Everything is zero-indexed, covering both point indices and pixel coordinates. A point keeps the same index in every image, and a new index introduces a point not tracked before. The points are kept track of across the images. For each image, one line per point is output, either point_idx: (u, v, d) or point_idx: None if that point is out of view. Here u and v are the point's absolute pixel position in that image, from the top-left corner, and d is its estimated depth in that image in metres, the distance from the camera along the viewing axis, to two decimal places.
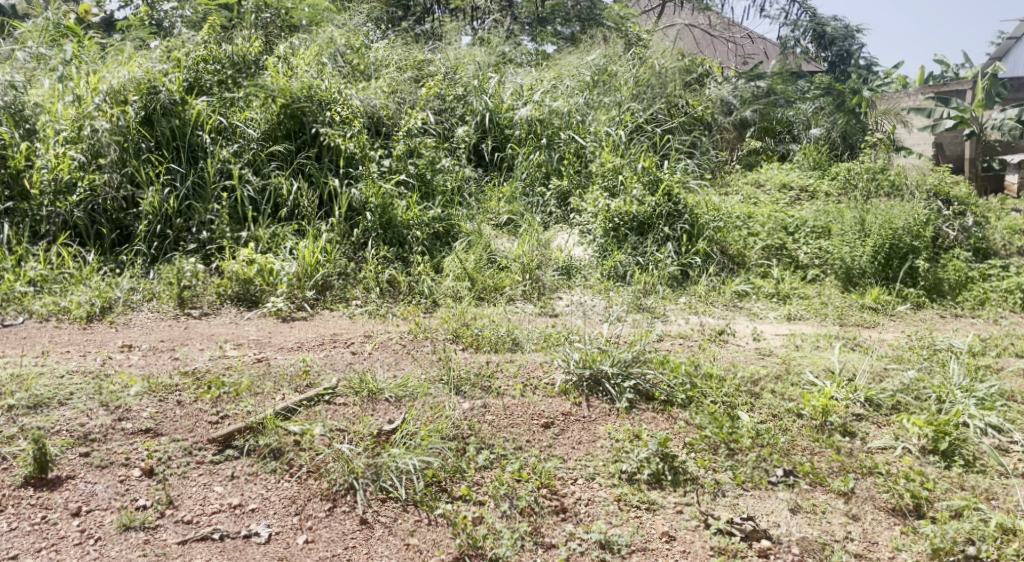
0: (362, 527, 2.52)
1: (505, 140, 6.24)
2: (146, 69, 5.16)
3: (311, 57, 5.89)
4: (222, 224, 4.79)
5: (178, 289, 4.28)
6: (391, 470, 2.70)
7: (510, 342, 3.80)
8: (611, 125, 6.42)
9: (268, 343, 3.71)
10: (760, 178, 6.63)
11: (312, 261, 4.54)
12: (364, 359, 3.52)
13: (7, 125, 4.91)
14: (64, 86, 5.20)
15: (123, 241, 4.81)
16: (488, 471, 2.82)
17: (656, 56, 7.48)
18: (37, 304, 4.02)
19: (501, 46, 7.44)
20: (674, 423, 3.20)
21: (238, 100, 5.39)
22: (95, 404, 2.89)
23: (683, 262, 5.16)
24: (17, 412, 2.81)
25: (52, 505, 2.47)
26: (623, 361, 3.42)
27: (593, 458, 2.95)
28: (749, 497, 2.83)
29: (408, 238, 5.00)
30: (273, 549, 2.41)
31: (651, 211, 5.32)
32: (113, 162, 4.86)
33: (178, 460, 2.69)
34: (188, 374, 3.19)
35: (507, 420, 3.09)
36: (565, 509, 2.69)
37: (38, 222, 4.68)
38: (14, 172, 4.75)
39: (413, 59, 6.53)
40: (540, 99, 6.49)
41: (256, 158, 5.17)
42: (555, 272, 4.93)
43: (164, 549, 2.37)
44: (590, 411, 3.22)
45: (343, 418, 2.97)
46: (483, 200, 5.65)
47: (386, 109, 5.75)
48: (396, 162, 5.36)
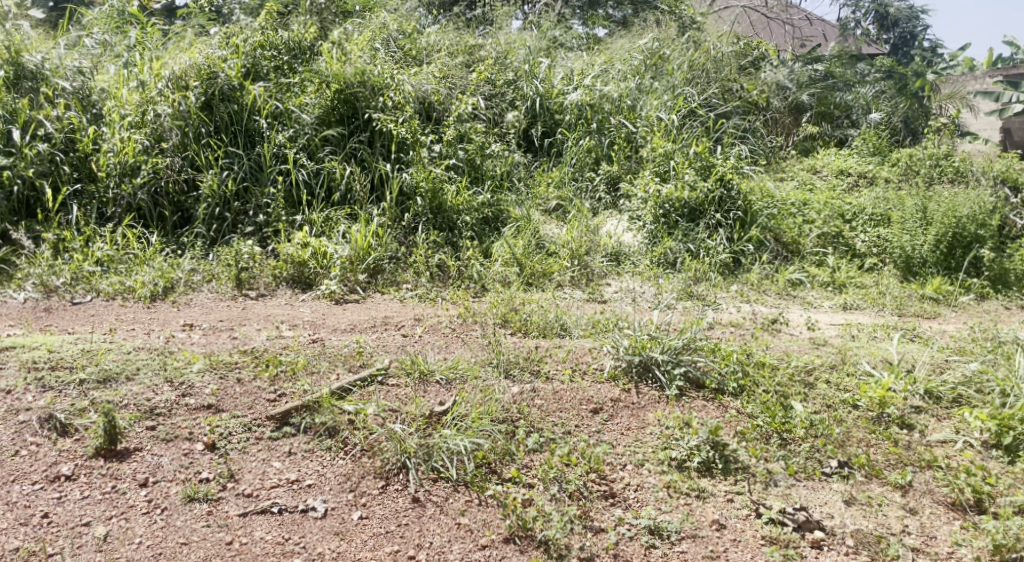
0: (415, 505, 2.58)
1: (555, 125, 6.23)
2: (206, 56, 5.26)
3: (364, 42, 5.90)
4: (278, 208, 4.90)
5: (236, 271, 4.40)
6: (442, 451, 2.74)
7: (558, 327, 3.81)
8: (663, 110, 6.31)
9: (322, 324, 3.80)
10: (817, 164, 6.49)
11: (365, 245, 4.60)
12: (415, 342, 3.57)
13: (76, 109, 5.05)
14: (128, 71, 5.34)
15: (184, 223, 4.95)
16: (538, 454, 2.84)
17: (712, 39, 7.30)
18: (104, 283, 4.18)
19: (552, 29, 7.36)
20: (726, 411, 3.18)
21: (294, 85, 5.45)
22: (161, 379, 3.00)
23: (735, 250, 5.10)
24: (88, 385, 2.93)
25: (122, 475, 2.57)
26: (674, 348, 3.39)
27: (642, 444, 2.95)
28: (802, 487, 2.80)
29: (458, 223, 5.06)
30: (330, 523, 2.48)
31: (703, 197, 5.24)
32: (175, 147, 5.01)
33: (239, 435, 2.78)
34: (247, 352, 3.28)
35: (556, 404, 3.11)
36: (614, 494, 2.71)
37: (104, 204, 4.83)
38: (83, 156, 4.88)
39: (465, 44, 6.55)
40: (591, 83, 6.41)
41: (310, 143, 5.24)
42: (604, 259, 4.91)
43: (227, 520, 2.45)
44: (640, 397, 3.22)
45: (396, 398, 3.03)
46: (532, 186, 5.66)
47: (437, 94, 5.77)
48: (447, 147, 5.39)
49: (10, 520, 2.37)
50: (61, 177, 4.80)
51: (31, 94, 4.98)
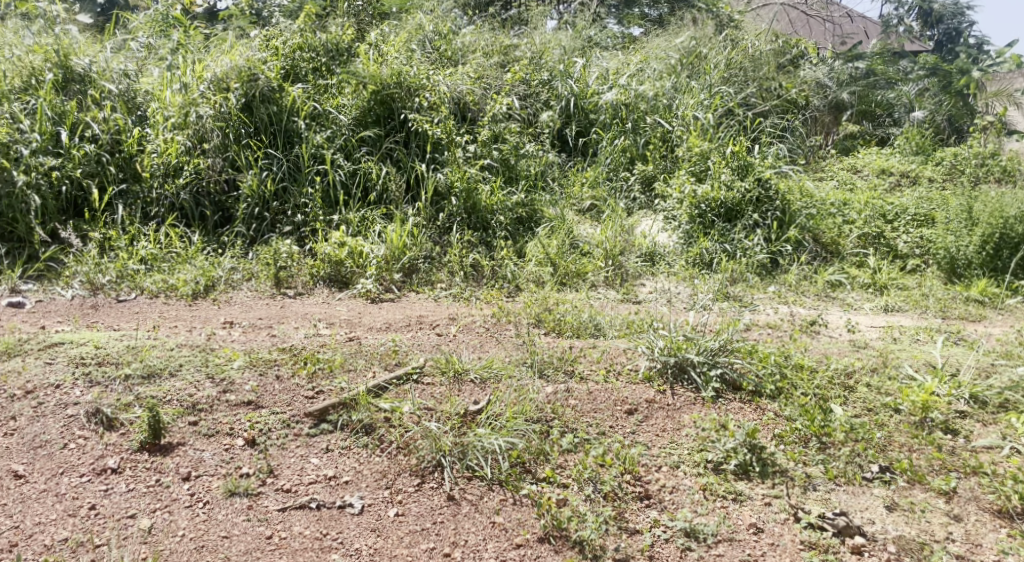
0: (450, 503, 2.59)
1: (590, 125, 6.22)
2: (247, 58, 5.35)
3: (400, 44, 5.94)
4: (315, 208, 4.97)
5: (274, 270, 4.47)
6: (477, 450, 2.76)
7: (592, 327, 3.80)
8: (700, 108, 6.25)
9: (358, 322, 3.84)
10: (858, 163, 6.38)
11: (400, 244, 4.64)
12: (450, 341, 3.59)
13: (122, 111, 5.14)
14: (171, 74, 5.44)
15: (224, 223, 5.03)
16: (572, 455, 2.84)
17: (750, 36, 7.21)
18: (148, 281, 4.26)
19: (587, 28, 7.32)
20: (763, 414, 3.15)
21: (332, 87, 5.52)
22: (203, 376, 3.06)
23: (773, 250, 5.03)
24: (134, 381, 3.00)
25: (166, 469, 2.63)
26: (711, 350, 3.36)
27: (678, 446, 2.93)
28: (842, 492, 2.77)
29: (492, 223, 5.07)
30: (367, 520, 2.50)
31: (741, 197, 5.18)
32: (216, 147, 5.09)
33: (278, 431, 2.82)
34: (286, 349, 3.33)
35: (591, 404, 3.10)
36: (649, 495, 2.70)
37: (148, 204, 4.89)
38: (128, 157, 4.94)
39: (500, 44, 6.57)
40: (627, 83, 6.37)
41: (347, 143, 5.31)
42: (638, 259, 4.88)
43: (267, 515, 2.49)
44: (675, 399, 3.20)
45: (431, 397, 3.05)
46: (566, 185, 5.65)
47: (472, 94, 5.79)
48: (481, 148, 5.42)
49: (59, 511, 2.43)
50: (107, 178, 4.87)
51: (79, 97, 5.10)
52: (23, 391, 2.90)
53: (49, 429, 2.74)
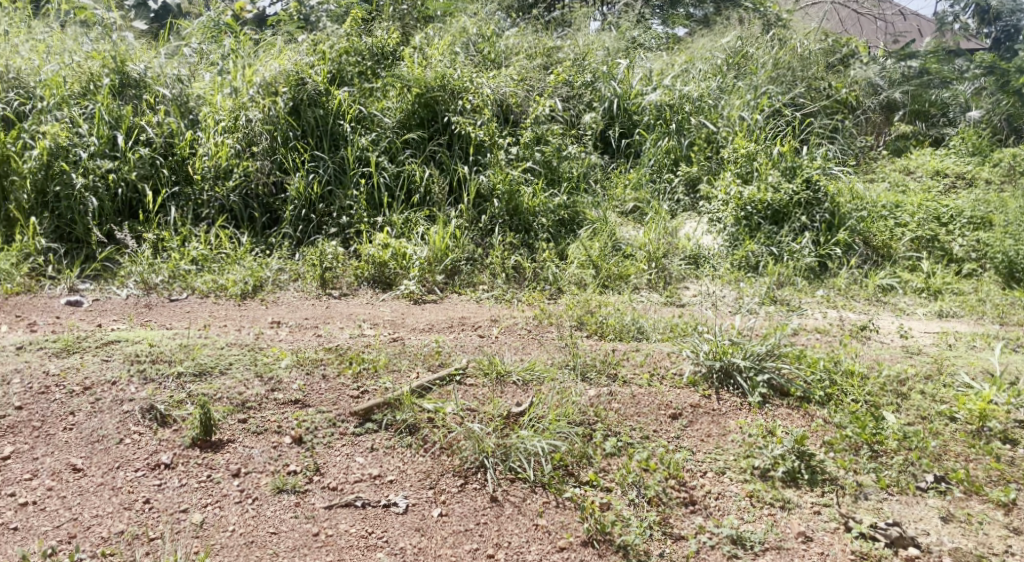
0: (493, 504, 2.60)
1: (633, 126, 6.17)
2: (295, 62, 5.43)
3: (444, 47, 5.98)
4: (361, 209, 5.03)
5: (320, 271, 4.53)
6: (520, 452, 2.76)
7: (635, 330, 3.77)
8: (746, 109, 6.15)
9: (401, 323, 3.87)
10: (911, 164, 6.23)
11: (443, 246, 4.67)
12: (493, 342, 3.60)
13: (175, 115, 5.27)
14: (222, 78, 5.55)
15: (272, 224, 5.12)
16: (616, 459, 2.82)
17: (798, 36, 7.08)
18: (199, 282, 4.36)
19: (631, 29, 7.27)
20: (812, 420, 3.09)
21: (377, 90, 5.57)
22: (252, 374, 3.11)
23: (822, 253, 4.93)
24: (186, 379, 3.07)
25: (216, 465, 2.68)
26: (757, 354, 3.31)
27: (724, 452, 2.89)
28: (895, 502, 2.70)
29: (534, 225, 5.07)
30: (411, 519, 2.52)
31: (788, 199, 5.08)
32: (265, 150, 5.19)
33: (324, 430, 2.86)
34: (332, 349, 3.37)
35: (634, 408, 3.08)
36: (695, 501, 2.67)
37: (199, 206, 4.99)
38: (180, 159, 5.06)
39: (543, 46, 6.55)
40: (671, 84, 6.32)
41: (392, 146, 5.36)
42: (682, 262, 4.83)
43: (314, 512, 2.53)
44: (721, 404, 3.15)
45: (474, 398, 3.06)
46: (609, 187, 5.61)
47: (515, 97, 5.80)
48: (524, 150, 5.43)
49: (115, 505, 2.49)
50: (160, 181, 4.97)
51: (135, 102, 5.23)
52: (81, 387, 2.98)
53: (105, 424, 2.82)
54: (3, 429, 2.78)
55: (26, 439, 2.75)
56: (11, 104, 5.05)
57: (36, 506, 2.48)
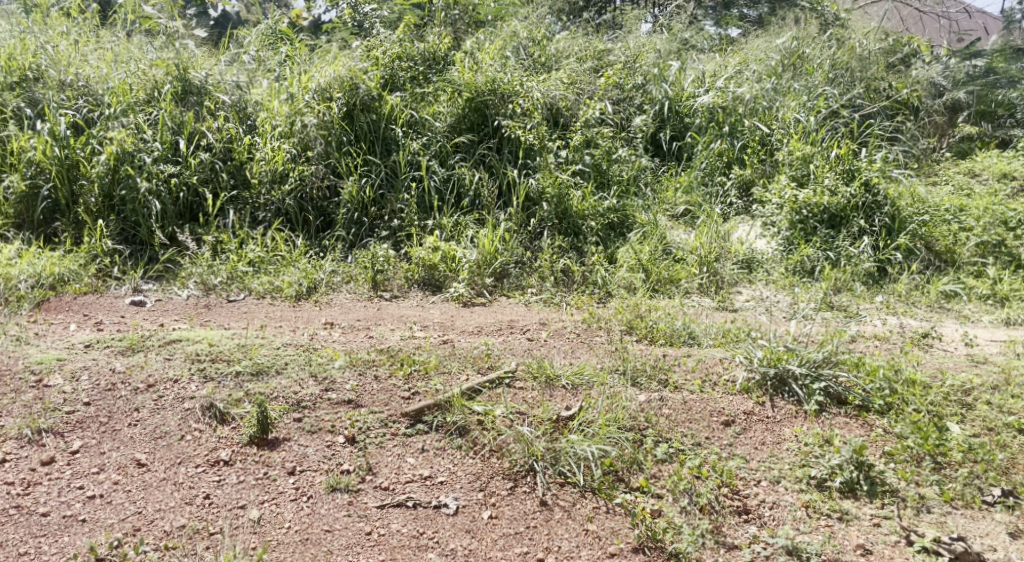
0: (543, 508, 2.60)
1: (685, 129, 6.10)
2: (349, 68, 5.50)
3: (495, 51, 6.01)
4: (411, 213, 5.07)
5: (372, 273, 4.59)
6: (570, 456, 2.75)
7: (686, 335, 3.73)
8: (802, 110, 6.04)
9: (451, 326, 3.90)
10: (976, 167, 6.02)
11: (492, 249, 4.69)
12: (542, 346, 3.59)
13: (234, 121, 5.40)
14: (279, 85, 5.66)
15: (326, 227, 5.20)
16: (667, 465, 2.79)
17: (857, 36, 6.90)
18: (255, 283, 4.47)
19: (683, 31, 7.18)
20: (871, 430, 3.01)
21: (428, 95, 5.62)
22: (307, 374, 3.17)
23: (881, 258, 4.81)
24: (243, 377, 3.14)
25: (273, 462, 2.74)
26: (814, 361, 3.24)
27: (778, 460, 2.84)
28: (959, 516, 2.62)
29: (583, 229, 5.05)
30: (461, 521, 2.54)
31: (846, 202, 4.96)
32: (319, 155, 5.29)
33: (376, 430, 2.90)
34: (383, 351, 3.41)
35: (686, 414, 3.03)
36: (748, 510, 2.62)
37: (256, 209, 5.10)
38: (239, 163, 5.19)
39: (594, 49, 6.51)
40: (724, 85, 6.23)
41: (442, 149, 5.41)
42: (735, 266, 4.75)
43: (366, 511, 2.56)
44: (775, 411, 3.10)
45: (524, 401, 3.07)
46: (660, 191, 5.56)
47: (566, 100, 5.79)
48: (573, 153, 5.42)
49: (177, 500, 2.57)
50: (220, 185, 5.10)
51: (196, 108, 5.38)
52: (145, 385, 3.08)
53: (168, 421, 2.90)
54: (72, 424, 2.89)
55: (93, 435, 2.85)
56: (80, 111, 5.24)
57: (102, 499, 2.57)
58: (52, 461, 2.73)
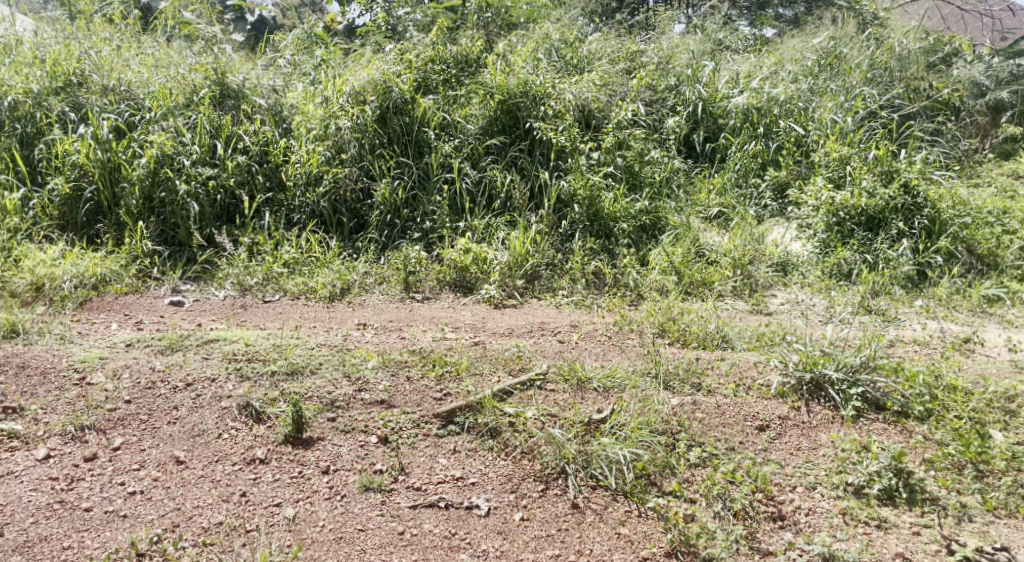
0: (574, 511, 2.60)
1: (718, 131, 6.04)
2: (383, 71, 5.50)
3: (527, 54, 6.02)
4: (443, 215, 5.10)
5: (404, 275, 4.62)
6: (602, 459, 2.74)
7: (719, 338, 3.69)
8: (839, 111, 5.95)
9: (482, 327, 3.91)
10: (1019, 168, 5.87)
11: (523, 251, 4.69)
12: (573, 348, 3.58)
13: (271, 124, 5.48)
14: (314, 89, 5.72)
15: (359, 229, 5.25)
16: (700, 470, 2.77)
17: (897, 35, 6.75)
18: (290, 283, 4.53)
19: (717, 31, 7.11)
20: (910, 437, 2.95)
21: (461, 97, 5.65)
22: (340, 374, 3.20)
23: (920, 262, 4.72)
24: (279, 377, 3.18)
25: (307, 461, 2.77)
26: (851, 366, 3.18)
27: (815, 466, 2.80)
28: (1002, 526, 2.56)
29: (615, 231, 5.03)
30: (493, 522, 2.54)
31: (885, 204, 4.87)
32: (353, 157, 5.33)
33: (408, 430, 2.92)
34: (416, 352, 3.42)
35: (719, 418, 3.00)
36: (783, 516, 2.59)
37: (292, 211, 5.17)
38: (275, 166, 5.26)
39: (626, 50, 6.44)
40: (759, 86, 6.16)
41: (474, 151, 5.43)
42: (770, 269, 4.70)
43: (399, 511, 2.58)
44: (811, 416, 3.05)
45: (555, 403, 3.06)
46: (693, 193, 5.52)
47: (598, 102, 5.76)
48: (605, 155, 5.40)
49: (215, 497, 2.61)
50: (256, 187, 5.18)
51: (233, 112, 5.46)
52: (184, 383, 3.13)
53: (206, 419, 2.95)
54: (114, 421, 2.95)
55: (134, 432, 2.91)
56: (122, 115, 5.35)
57: (143, 495, 2.62)
58: (94, 457, 2.79)
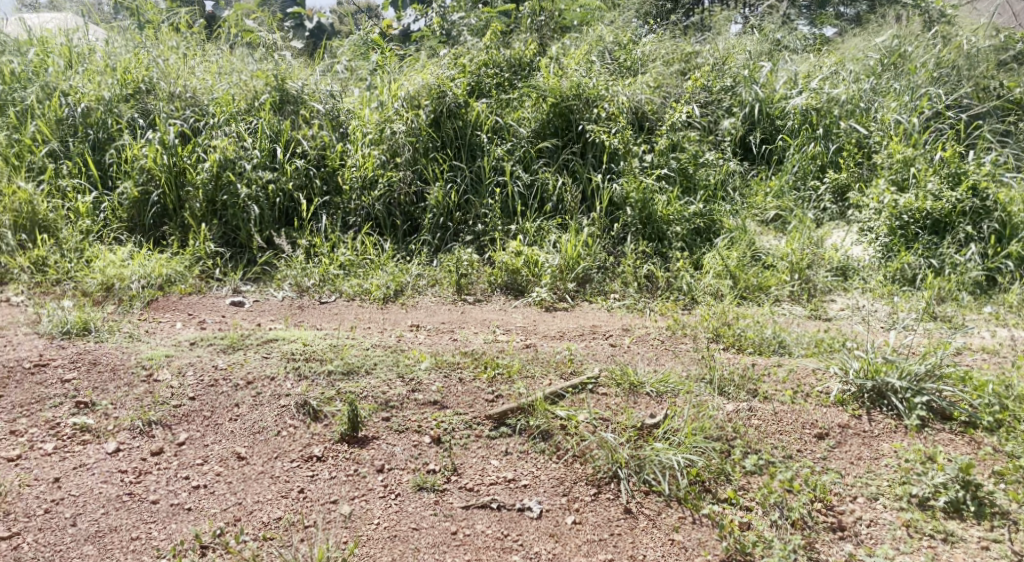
0: (627, 516, 2.58)
1: (776, 132, 5.94)
2: (437, 76, 5.55)
3: (581, 57, 6.00)
4: (495, 218, 5.14)
5: (456, 277, 4.65)
6: (655, 464, 2.71)
7: (776, 344, 3.63)
8: (903, 111, 5.78)
9: (533, 330, 3.91)
10: None
11: (574, 254, 4.69)
12: (625, 352, 3.56)
13: (328, 128, 5.55)
14: (370, 93, 5.80)
15: (412, 232, 5.30)
16: (756, 478, 2.71)
17: (965, 32, 6.45)
18: (346, 285, 4.61)
19: (775, 31, 6.97)
20: (978, 448, 2.86)
21: (513, 100, 5.67)
22: (394, 375, 3.24)
23: (989, 267, 4.56)
24: (335, 376, 3.24)
25: (362, 459, 2.81)
26: (916, 374, 3.08)
27: (877, 476, 2.72)
28: None
29: (668, 234, 4.97)
30: (545, 525, 2.54)
31: (951, 207, 4.71)
32: (407, 161, 5.37)
33: (460, 431, 2.93)
34: (468, 354, 3.44)
35: (776, 426, 2.94)
36: (843, 527, 2.53)
37: (347, 214, 5.25)
38: (331, 170, 5.35)
39: (682, 51, 6.36)
40: (819, 86, 6.02)
41: (526, 155, 5.44)
42: (829, 273, 4.59)
43: (451, 511, 2.60)
44: (872, 425, 2.97)
45: (608, 407, 3.04)
46: (749, 195, 5.43)
47: (651, 103, 5.71)
48: (659, 157, 5.35)
49: (274, 492, 2.67)
50: (314, 191, 5.28)
51: (293, 117, 5.59)
52: (245, 381, 3.21)
53: (265, 416, 3.02)
54: (179, 417, 3.04)
55: (198, 428, 3.00)
56: (188, 120, 5.51)
57: (206, 489, 2.69)
58: (161, 451, 2.88)
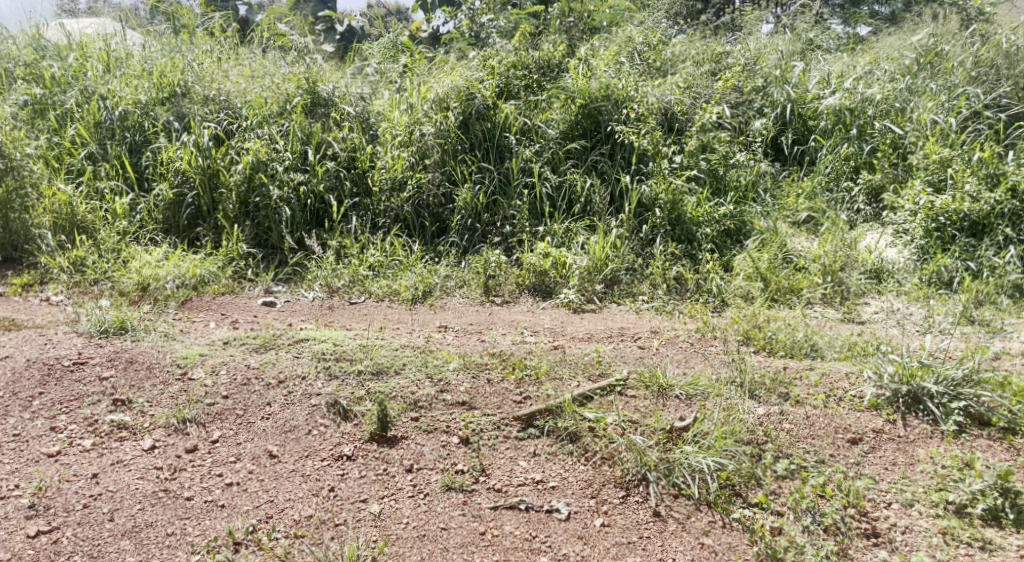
0: (656, 519, 2.56)
1: (807, 132, 5.88)
2: (466, 78, 5.57)
3: (610, 58, 5.98)
4: (523, 219, 5.14)
5: (485, 279, 4.67)
6: (684, 467, 2.69)
7: (808, 347, 3.58)
8: (939, 111, 5.67)
9: (561, 331, 3.91)
10: None
11: (603, 256, 4.67)
12: (654, 354, 3.54)
13: (358, 131, 5.60)
14: (400, 96, 5.84)
15: (441, 233, 5.33)
16: (788, 482, 2.68)
17: (1004, 31, 6.24)
18: (375, 286, 4.64)
19: (807, 30, 6.89)
20: (1018, 455, 2.80)
21: (542, 102, 5.67)
22: (423, 375, 3.25)
23: None
24: (365, 376, 3.26)
25: (391, 459, 2.83)
26: (952, 379, 3.02)
27: (912, 483, 2.68)
28: None
29: (698, 235, 4.94)
30: (573, 527, 2.54)
31: (990, 209, 4.61)
32: (436, 163, 5.42)
33: (489, 432, 2.94)
34: (496, 355, 3.45)
35: (808, 430, 2.91)
36: (878, 534, 2.49)
37: (377, 215, 5.28)
38: (361, 172, 5.39)
39: (712, 51, 6.24)
40: (852, 86, 5.94)
41: (555, 156, 5.44)
42: (862, 276, 4.53)
43: (480, 512, 2.60)
44: (907, 431, 2.92)
45: (636, 409, 3.03)
46: (780, 197, 5.37)
47: (681, 104, 5.67)
48: (688, 158, 5.31)
49: (305, 490, 2.69)
50: (344, 192, 5.33)
51: (324, 119, 5.65)
52: (276, 380, 3.24)
53: (296, 415, 3.05)
54: (212, 415, 3.09)
55: (231, 426, 3.04)
56: (221, 123, 5.59)
57: (239, 486, 2.73)
58: (195, 449, 2.93)
